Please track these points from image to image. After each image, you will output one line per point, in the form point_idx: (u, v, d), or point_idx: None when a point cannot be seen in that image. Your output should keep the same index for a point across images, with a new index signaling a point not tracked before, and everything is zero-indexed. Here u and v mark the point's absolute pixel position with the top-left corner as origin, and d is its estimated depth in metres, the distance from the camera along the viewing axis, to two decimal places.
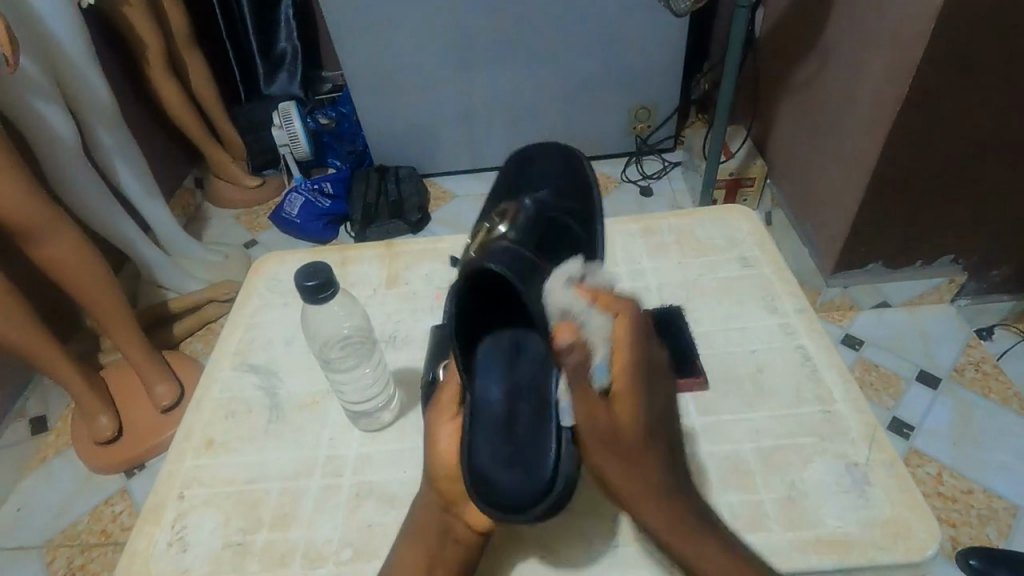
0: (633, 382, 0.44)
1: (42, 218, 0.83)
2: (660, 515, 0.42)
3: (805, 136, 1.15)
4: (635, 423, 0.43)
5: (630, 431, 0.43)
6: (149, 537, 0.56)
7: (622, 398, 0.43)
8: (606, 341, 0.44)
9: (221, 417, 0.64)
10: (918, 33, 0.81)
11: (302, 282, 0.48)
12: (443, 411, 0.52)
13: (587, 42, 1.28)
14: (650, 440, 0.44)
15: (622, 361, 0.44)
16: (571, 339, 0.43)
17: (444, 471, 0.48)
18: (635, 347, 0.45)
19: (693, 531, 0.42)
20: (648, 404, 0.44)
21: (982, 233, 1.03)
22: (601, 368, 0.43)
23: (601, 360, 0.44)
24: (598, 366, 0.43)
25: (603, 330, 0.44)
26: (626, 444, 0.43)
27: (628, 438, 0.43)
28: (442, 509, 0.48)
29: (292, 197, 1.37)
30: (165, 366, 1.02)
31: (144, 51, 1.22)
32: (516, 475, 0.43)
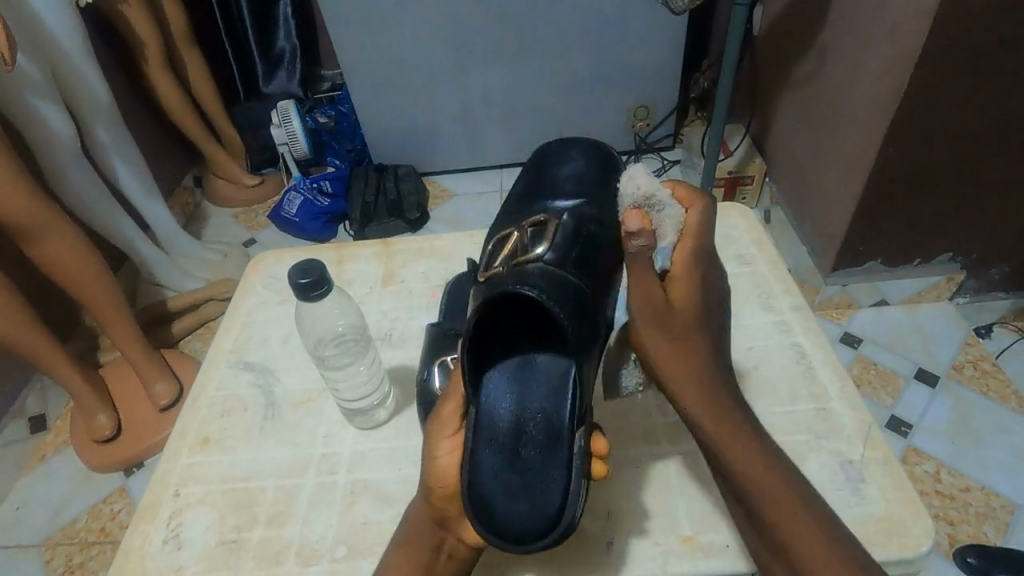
0: (694, 267, 0.48)
1: (39, 217, 0.83)
2: (700, 391, 0.46)
3: (804, 134, 1.15)
4: (687, 303, 0.47)
5: (682, 309, 0.47)
6: (145, 535, 0.56)
7: (678, 281, 0.48)
8: (675, 230, 0.49)
9: (218, 415, 0.64)
10: (916, 30, 0.81)
11: (296, 280, 0.48)
12: (444, 423, 0.48)
13: (586, 40, 1.28)
14: (699, 322, 0.48)
15: (686, 251, 0.48)
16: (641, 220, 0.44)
17: (440, 490, 0.45)
18: (697, 239, 0.49)
19: (728, 418, 0.45)
20: (703, 289, 0.48)
21: (982, 231, 1.03)
22: (662, 253, 0.48)
23: (666, 246, 0.48)
24: (662, 247, 0.48)
25: (675, 218, 0.49)
26: (675, 317, 0.47)
27: (680, 314, 0.47)
28: (435, 523, 0.46)
29: (291, 196, 1.37)
30: (164, 364, 1.02)
31: (142, 49, 1.22)
32: (520, 511, 0.42)
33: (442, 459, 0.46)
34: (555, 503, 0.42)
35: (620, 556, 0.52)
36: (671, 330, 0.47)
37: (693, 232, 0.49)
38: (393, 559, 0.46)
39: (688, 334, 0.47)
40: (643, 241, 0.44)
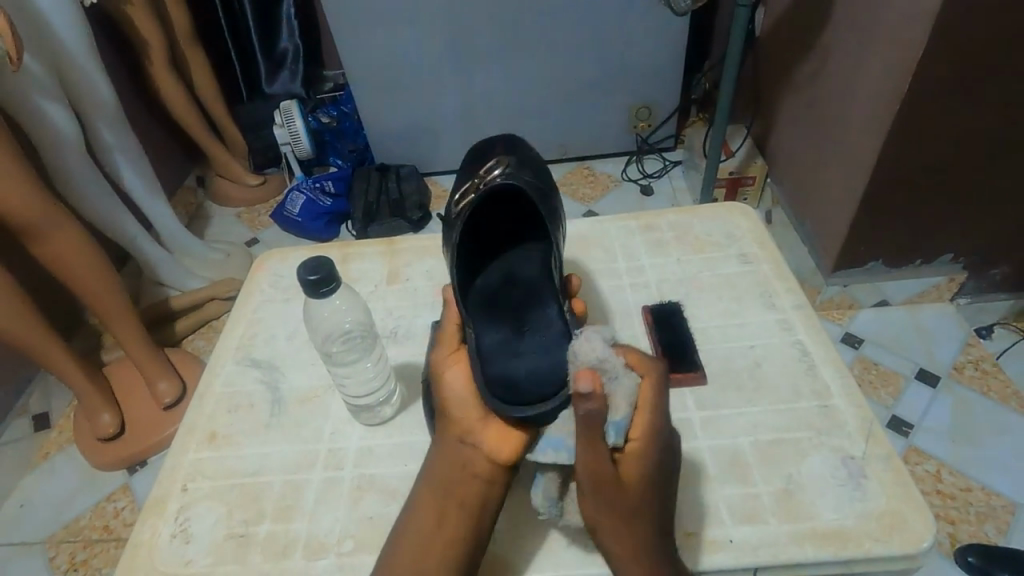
0: (648, 443, 0.46)
1: (44, 215, 0.83)
2: (634, 560, 0.45)
3: (805, 133, 1.16)
4: (642, 487, 0.46)
5: (631, 490, 0.45)
6: (152, 529, 0.56)
7: (631, 461, 0.46)
8: (629, 405, 0.46)
9: (224, 411, 0.64)
10: (918, 32, 0.81)
11: (305, 277, 0.49)
12: (445, 344, 0.54)
13: (588, 40, 1.28)
14: (648, 497, 0.46)
15: (641, 423, 0.46)
16: (591, 388, 0.42)
17: (455, 400, 0.51)
18: (658, 411, 0.47)
19: None
20: (659, 469, 0.46)
21: (983, 231, 1.03)
22: (617, 427, 0.45)
23: (619, 421, 0.45)
24: (616, 423, 0.45)
25: (629, 390, 0.46)
26: (626, 499, 0.45)
27: (628, 498, 0.45)
28: (459, 441, 0.49)
29: (293, 195, 1.37)
30: (167, 363, 1.03)
31: (146, 49, 1.23)
32: (537, 375, 0.50)
33: (450, 375, 0.52)
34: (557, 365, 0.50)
35: None
36: (615, 505, 0.45)
37: (649, 400, 0.47)
38: (424, 497, 0.49)
39: (634, 519, 0.45)
40: (591, 406, 0.42)
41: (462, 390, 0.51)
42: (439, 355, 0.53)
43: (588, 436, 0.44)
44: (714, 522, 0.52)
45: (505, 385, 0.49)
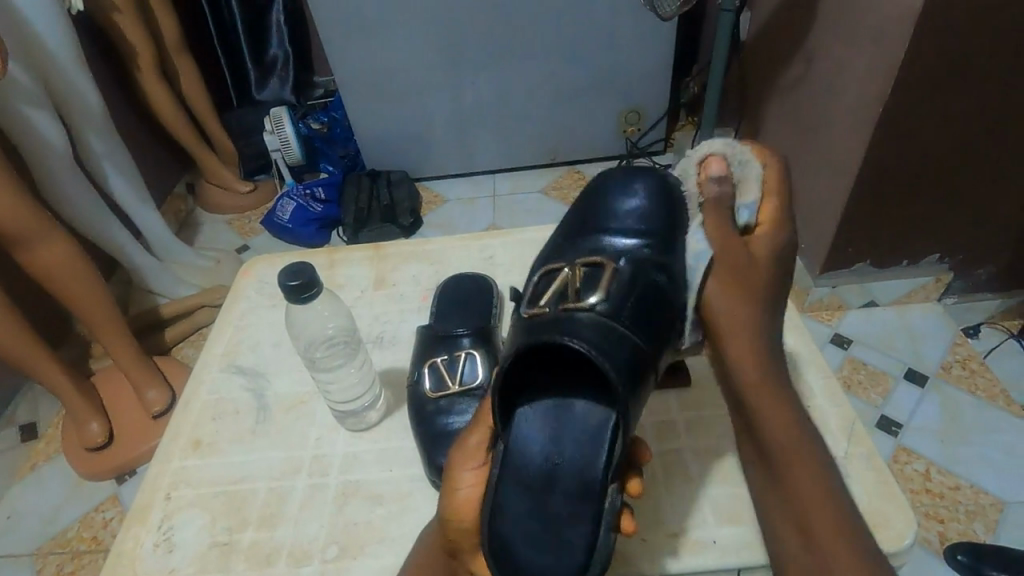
0: (774, 221, 0.54)
1: (30, 223, 0.83)
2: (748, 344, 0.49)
3: (790, 135, 1.17)
4: (762, 262, 0.52)
5: (761, 267, 0.52)
6: (136, 538, 0.56)
7: (758, 237, 0.53)
8: (755, 187, 0.54)
9: (210, 417, 0.64)
10: (900, 32, 0.82)
11: (286, 283, 0.49)
12: (470, 456, 0.47)
13: (576, 45, 1.29)
14: (778, 270, 0.53)
15: (769, 206, 0.54)
16: (718, 171, 0.54)
17: (458, 524, 0.44)
18: (782, 196, 0.54)
19: (771, 379, 0.48)
20: (785, 244, 0.53)
21: (974, 228, 1.03)
22: (745, 208, 0.53)
23: (750, 203, 0.54)
24: (744, 203, 0.53)
25: (757, 175, 0.54)
26: (754, 272, 0.52)
27: (754, 273, 0.51)
28: (448, 552, 0.46)
29: (283, 201, 1.37)
30: (156, 371, 1.02)
31: (133, 54, 1.22)
32: (543, 560, 0.42)
33: (461, 499, 0.45)
34: (574, 555, 0.41)
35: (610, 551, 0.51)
36: (741, 280, 0.51)
37: (776, 183, 0.55)
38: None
39: (752, 290, 0.51)
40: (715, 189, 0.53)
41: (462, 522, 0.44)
42: (457, 467, 0.46)
43: (716, 215, 0.53)
44: (695, 525, 0.53)
45: (519, 544, 0.42)
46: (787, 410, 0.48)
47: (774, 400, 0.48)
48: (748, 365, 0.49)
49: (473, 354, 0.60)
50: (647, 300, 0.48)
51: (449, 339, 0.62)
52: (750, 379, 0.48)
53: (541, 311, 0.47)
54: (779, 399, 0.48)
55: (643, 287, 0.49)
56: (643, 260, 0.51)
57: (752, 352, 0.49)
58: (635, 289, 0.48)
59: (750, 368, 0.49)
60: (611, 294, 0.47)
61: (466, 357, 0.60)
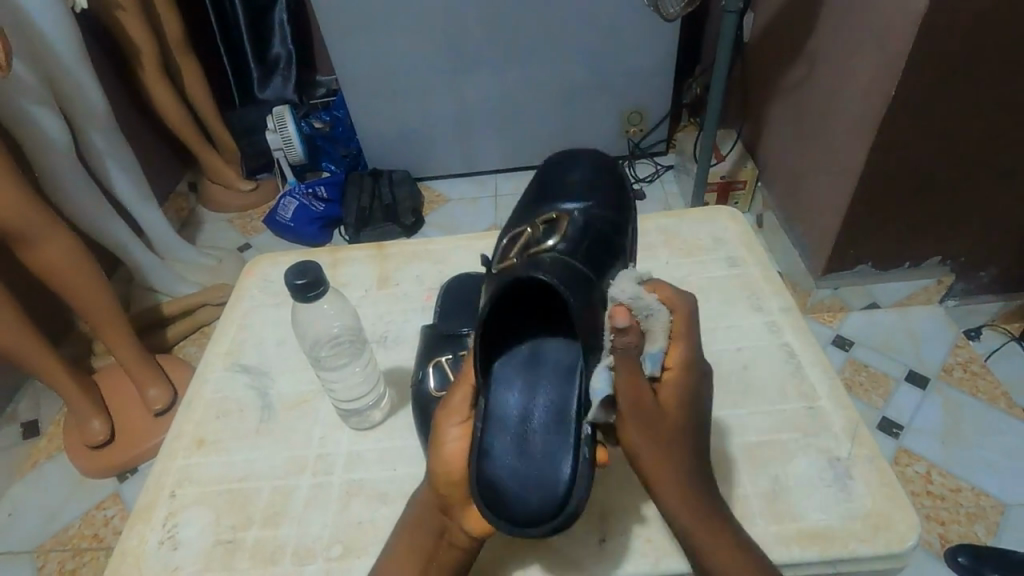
0: (684, 370, 0.46)
1: (34, 221, 0.83)
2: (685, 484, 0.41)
3: (793, 137, 1.17)
4: (677, 414, 0.43)
5: (672, 418, 0.43)
6: (140, 536, 0.56)
7: (669, 388, 0.45)
8: (662, 336, 0.46)
9: (214, 415, 0.64)
10: (903, 35, 0.82)
11: (292, 281, 0.49)
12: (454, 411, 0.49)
13: (578, 46, 1.29)
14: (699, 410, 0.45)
15: (676, 353, 0.46)
16: (627, 322, 0.43)
17: (444, 474, 0.45)
18: (690, 343, 0.47)
19: (716, 524, 0.41)
20: (694, 397, 0.45)
21: (977, 230, 1.03)
22: (651, 358, 0.45)
23: (656, 351, 0.45)
24: (651, 353, 0.45)
25: (664, 321, 0.47)
26: (664, 421, 0.43)
27: (663, 422, 0.42)
28: (439, 511, 0.46)
29: (286, 200, 1.37)
30: (159, 369, 1.02)
31: (136, 52, 1.22)
32: (527, 495, 0.41)
33: (449, 450, 0.46)
34: (561, 480, 0.42)
35: (616, 550, 0.52)
36: (652, 428, 0.42)
37: (683, 329, 0.47)
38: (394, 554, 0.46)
39: (671, 435, 0.42)
40: (627, 339, 0.43)
41: (448, 470, 0.45)
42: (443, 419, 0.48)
43: (627, 366, 0.43)
44: None
45: (504, 484, 0.42)
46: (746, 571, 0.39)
47: (730, 560, 0.39)
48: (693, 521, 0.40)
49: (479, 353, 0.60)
50: (603, 250, 0.54)
51: (454, 339, 0.62)
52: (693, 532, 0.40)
53: (509, 261, 0.52)
54: (735, 563, 0.39)
55: (598, 239, 0.55)
56: (597, 216, 0.58)
57: (684, 498, 0.41)
58: (591, 241, 0.54)
59: (692, 525, 0.40)
60: (569, 246, 0.53)
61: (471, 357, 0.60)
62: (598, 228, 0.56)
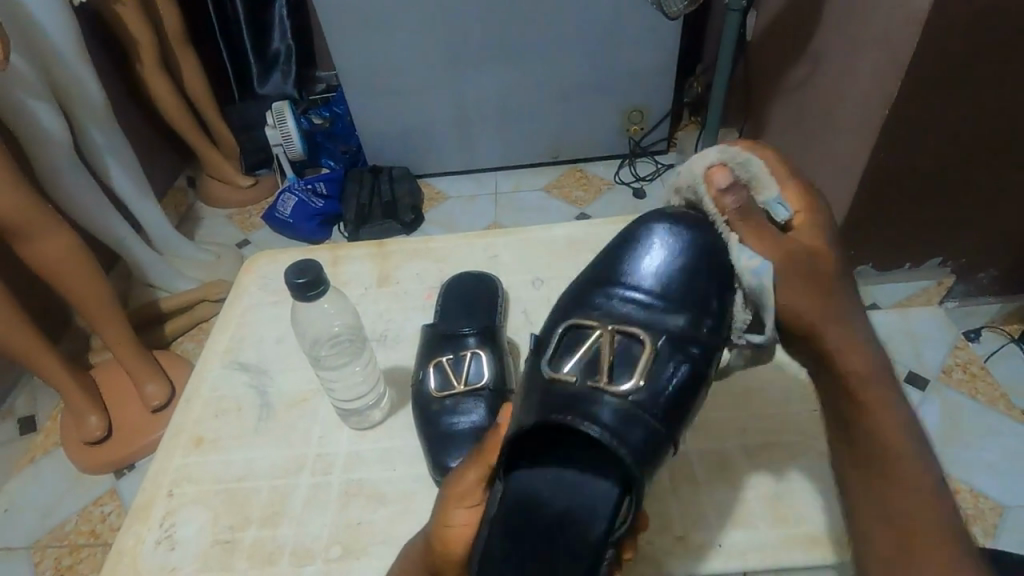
0: (809, 209, 0.49)
1: (32, 216, 0.83)
2: (845, 332, 0.47)
3: (795, 137, 1.16)
4: (825, 251, 0.48)
5: (829, 261, 0.48)
6: (137, 535, 0.56)
7: (804, 227, 0.49)
8: (766, 178, 0.48)
9: (212, 414, 0.64)
10: (907, 36, 0.82)
11: (292, 280, 0.48)
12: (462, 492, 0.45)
13: (580, 43, 1.28)
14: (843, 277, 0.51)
15: (792, 191, 0.49)
16: (726, 181, 0.47)
17: (444, 549, 0.43)
18: (800, 185, 0.50)
19: (873, 378, 0.46)
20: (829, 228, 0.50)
21: (977, 231, 1.03)
22: (777, 206, 0.48)
23: (774, 196, 0.49)
24: (769, 201, 0.48)
25: (761, 165, 0.48)
26: (817, 264, 0.48)
27: (820, 267, 0.48)
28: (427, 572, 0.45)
29: (285, 196, 1.37)
30: (156, 366, 1.02)
31: (136, 46, 1.22)
32: None
33: (452, 531, 0.43)
34: None
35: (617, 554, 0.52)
36: (807, 276, 0.47)
37: (779, 163, 0.50)
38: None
39: (827, 284, 0.48)
40: (731, 201, 0.48)
41: (448, 549, 0.43)
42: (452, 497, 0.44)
43: (751, 227, 0.48)
44: (702, 528, 0.52)
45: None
46: (903, 427, 0.45)
47: (887, 405, 0.45)
48: (863, 370, 0.46)
49: (479, 352, 0.60)
50: (679, 397, 0.44)
51: (456, 338, 0.61)
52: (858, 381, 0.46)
53: (565, 377, 0.44)
54: (889, 423, 0.45)
55: (677, 380, 0.44)
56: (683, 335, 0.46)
57: (851, 346, 0.47)
58: (670, 382, 0.44)
59: (860, 373, 0.46)
60: (644, 391, 0.43)
61: (472, 355, 0.60)
62: (681, 353, 0.45)
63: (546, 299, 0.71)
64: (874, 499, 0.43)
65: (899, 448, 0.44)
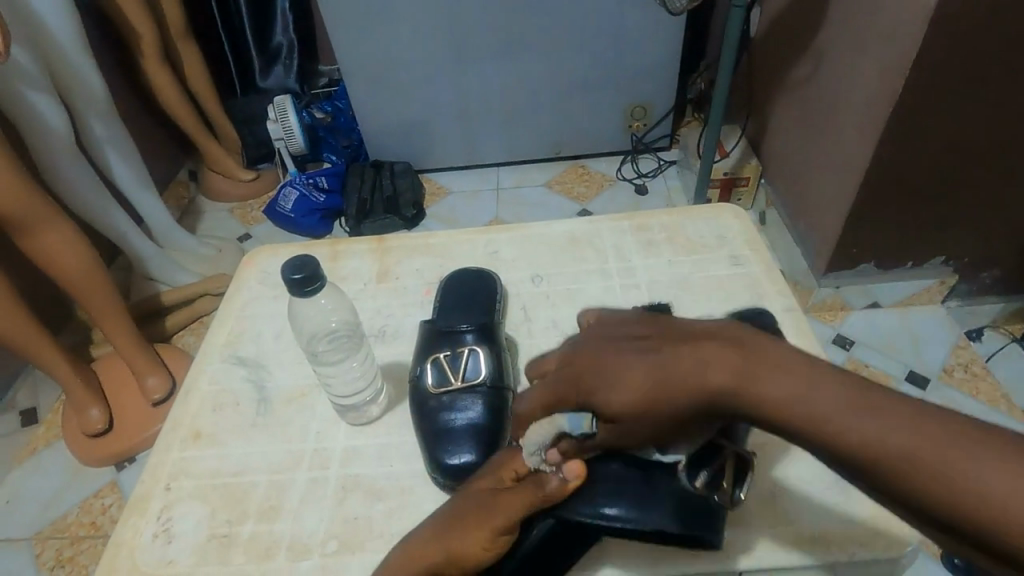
0: (583, 388, 0.41)
1: (33, 208, 0.83)
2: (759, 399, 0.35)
3: (799, 135, 1.16)
4: (629, 400, 0.38)
5: (651, 400, 0.38)
6: (135, 529, 0.56)
7: (601, 411, 0.40)
8: (548, 428, 0.43)
9: (210, 408, 0.64)
10: (912, 33, 0.81)
11: (290, 276, 0.48)
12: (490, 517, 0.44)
13: (583, 38, 1.28)
14: (625, 331, 0.43)
15: (565, 394, 0.42)
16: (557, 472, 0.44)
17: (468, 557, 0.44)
18: (569, 384, 0.42)
19: (826, 409, 0.32)
20: (610, 373, 0.40)
21: (980, 230, 1.02)
22: (581, 424, 0.42)
23: (571, 422, 0.42)
24: (575, 426, 0.42)
25: (540, 436, 0.43)
26: (644, 414, 0.38)
27: (646, 412, 0.38)
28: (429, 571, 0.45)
29: (286, 190, 1.36)
30: (157, 359, 1.02)
31: (137, 38, 1.21)
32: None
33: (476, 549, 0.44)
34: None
35: (613, 552, 0.52)
36: (660, 422, 0.38)
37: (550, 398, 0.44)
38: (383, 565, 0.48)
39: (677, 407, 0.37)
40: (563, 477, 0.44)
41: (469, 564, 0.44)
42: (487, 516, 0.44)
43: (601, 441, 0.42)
44: None
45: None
46: (808, 373, 0.34)
47: (768, 370, 0.35)
48: (718, 385, 0.36)
49: (478, 348, 0.60)
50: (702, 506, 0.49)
51: (455, 334, 0.61)
52: (736, 391, 0.35)
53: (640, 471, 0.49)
54: (793, 388, 0.34)
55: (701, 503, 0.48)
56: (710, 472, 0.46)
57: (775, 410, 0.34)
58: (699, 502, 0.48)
59: (726, 388, 0.35)
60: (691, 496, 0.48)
61: (471, 350, 0.60)
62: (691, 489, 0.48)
63: (545, 296, 0.71)
64: (875, 482, 0.31)
65: (830, 401, 0.32)
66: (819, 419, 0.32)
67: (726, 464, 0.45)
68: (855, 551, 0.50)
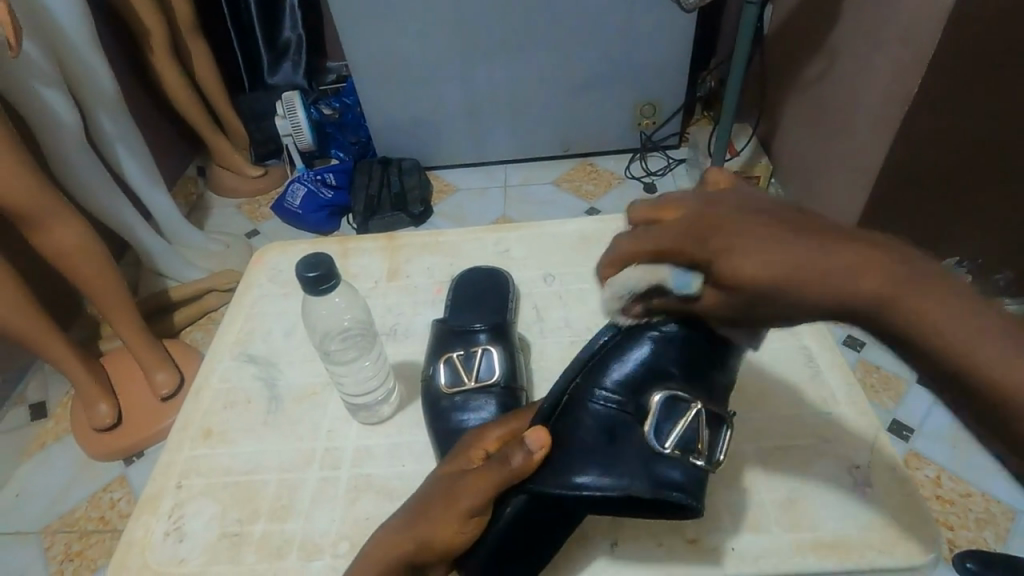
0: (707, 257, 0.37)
1: (43, 204, 0.83)
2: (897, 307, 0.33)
3: (811, 134, 1.15)
4: (754, 279, 0.35)
5: (773, 279, 0.35)
6: (146, 527, 0.56)
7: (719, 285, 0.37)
8: (650, 270, 0.42)
9: (220, 406, 0.64)
10: (929, 33, 0.80)
11: (303, 274, 0.48)
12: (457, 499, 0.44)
13: (593, 35, 1.27)
14: (760, 206, 0.39)
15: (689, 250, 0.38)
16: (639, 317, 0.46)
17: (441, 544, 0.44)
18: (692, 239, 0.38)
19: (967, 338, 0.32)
20: (742, 246, 0.36)
21: (994, 232, 1.01)
22: (683, 280, 0.40)
23: (674, 274, 0.41)
24: (678, 281, 0.41)
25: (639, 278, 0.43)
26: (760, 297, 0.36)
27: (766, 296, 0.36)
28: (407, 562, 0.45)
29: (294, 187, 1.35)
30: (166, 355, 1.02)
31: (147, 34, 1.21)
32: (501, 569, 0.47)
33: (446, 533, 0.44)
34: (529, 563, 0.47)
35: (626, 555, 0.51)
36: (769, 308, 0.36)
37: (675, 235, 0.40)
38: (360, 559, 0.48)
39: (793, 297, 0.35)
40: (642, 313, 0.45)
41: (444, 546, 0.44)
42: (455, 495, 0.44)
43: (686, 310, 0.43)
44: (714, 531, 0.52)
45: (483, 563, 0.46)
46: (950, 297, 0.33)
47: (921, 285, 0.33)
48: (861, 281, 0.33)
49: (490, 348, 0.59)
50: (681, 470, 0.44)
51: (468, 334, 0.61)
52: (879, 304, 0.33)
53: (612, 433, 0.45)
54: (941, 307, 0.33)
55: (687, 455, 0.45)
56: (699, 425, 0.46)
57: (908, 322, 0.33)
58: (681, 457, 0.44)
59: (872, 299, 0.33)
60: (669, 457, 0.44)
61: (483, 350, 0.59)
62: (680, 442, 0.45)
63: (557, 295, 0.70)
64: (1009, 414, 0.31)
65: (985, 330, 0.32)
66: (966, 346, 0.32)
67: (702, 425, 0.46)
68: (873, 558, 0.49)
